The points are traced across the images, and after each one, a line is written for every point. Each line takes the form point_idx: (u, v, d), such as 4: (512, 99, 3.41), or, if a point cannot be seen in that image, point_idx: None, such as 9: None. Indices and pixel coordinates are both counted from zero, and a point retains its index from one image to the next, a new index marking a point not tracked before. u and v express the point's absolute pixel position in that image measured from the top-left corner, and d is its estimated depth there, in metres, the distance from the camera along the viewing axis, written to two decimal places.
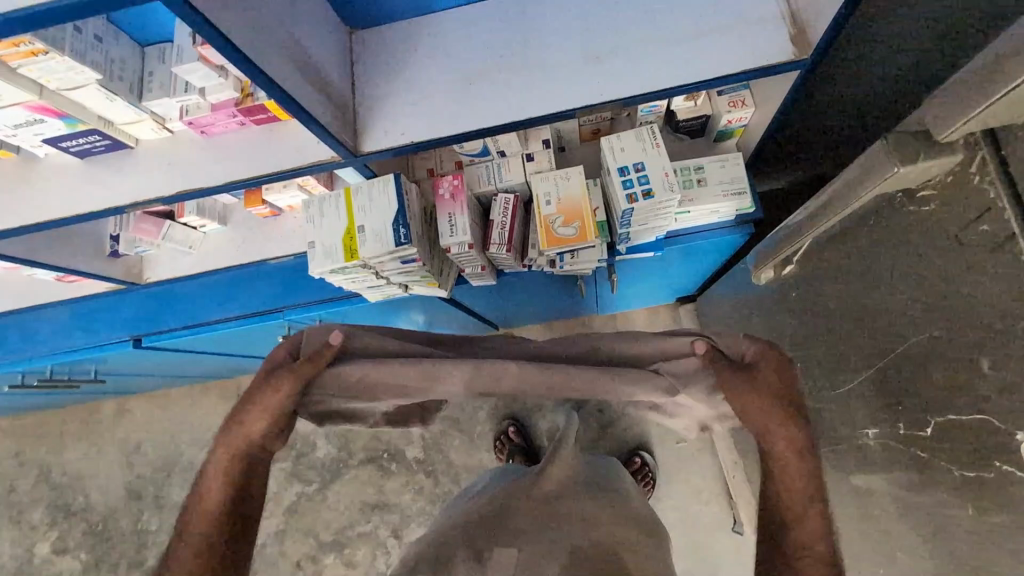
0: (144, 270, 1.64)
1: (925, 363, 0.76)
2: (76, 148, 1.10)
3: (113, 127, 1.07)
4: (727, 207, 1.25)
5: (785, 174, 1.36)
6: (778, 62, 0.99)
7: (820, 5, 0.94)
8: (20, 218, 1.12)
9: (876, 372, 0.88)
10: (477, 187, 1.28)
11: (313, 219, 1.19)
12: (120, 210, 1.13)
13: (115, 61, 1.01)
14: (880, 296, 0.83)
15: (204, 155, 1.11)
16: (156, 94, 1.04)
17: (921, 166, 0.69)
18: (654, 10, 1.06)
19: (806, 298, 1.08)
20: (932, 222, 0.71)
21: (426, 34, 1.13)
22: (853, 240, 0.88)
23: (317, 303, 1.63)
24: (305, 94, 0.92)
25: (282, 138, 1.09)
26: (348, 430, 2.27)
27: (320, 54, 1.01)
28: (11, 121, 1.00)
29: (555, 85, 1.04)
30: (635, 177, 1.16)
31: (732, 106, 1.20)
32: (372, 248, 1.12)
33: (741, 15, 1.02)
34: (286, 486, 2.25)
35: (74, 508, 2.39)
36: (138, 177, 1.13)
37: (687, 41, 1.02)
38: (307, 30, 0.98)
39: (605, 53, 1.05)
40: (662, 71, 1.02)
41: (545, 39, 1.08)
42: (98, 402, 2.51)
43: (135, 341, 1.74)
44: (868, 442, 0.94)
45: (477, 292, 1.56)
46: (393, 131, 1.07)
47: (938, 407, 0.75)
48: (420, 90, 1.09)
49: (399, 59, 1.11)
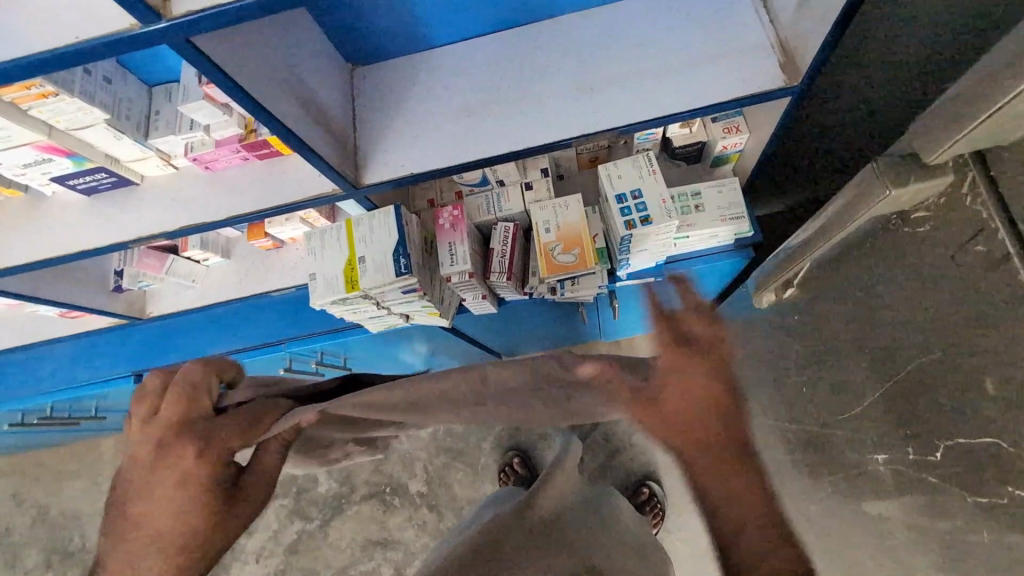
0: (147, 304, 1.65)
1: (929, 385, 0.75)
2: (82, 186, 1.12)
3: (119, 165, 1.10)
4: (725, 231, 1.26)
5: (784, 197, 1.37)
6: (769, 89, 1.00)
7: (806, 34, 0.97)
8: (26, 256, 1.13)
9: (881, 396, 0.86)
10: (476, 216, 1.29)
11: (314, 251, 1.19)
12: (125, 246, 1.14)
13: (123, 100, 1.04)
14: (880, 316, 0.83)
15: (208, 190, 1.14)
16: (162, 132, 1.06)
17: (913, 188, 0.68)
18: (646, 43, 1.09)
19: (808, 321, 1.07)
20: (927, 242, 0.71)
21: (423, 70, 1.16)
22: (848, 263, 0.88)
23: (318, 336, 1.66)
24: (305, 128, 0.93)
25: (285, 173, 1.11)
26: (350, 464, 2.23)
27: (321, 91, 1.04)
28: (20, 161, 1.03)
29: (550, 117, 1.07)
30: (633, 205, 1.17)
31: (726, 132, 1.23)
32: (373, 279, 1.13)
33: (731, 45, 1.05)
34: (287, 523, 2.20)
35: (70, 550, 2.34)
36: (143, 213, 1.15)
37: (678, 72, 1.05)
38: (310, 67, 1.01)
39: (599, 85, 1.07)
40: (655, 101, 1.04)
41: (540, 72, 1.11)
42: (98, 439, 2.49)
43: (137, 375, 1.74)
44: (878, 467, 0.92)
45: (478, 321, 1.55)
46: (393, 164, 1.09)
47: (945, 430, 0.74)
48: (419, 123, 1.11)
49: (400, 95, 1.14)
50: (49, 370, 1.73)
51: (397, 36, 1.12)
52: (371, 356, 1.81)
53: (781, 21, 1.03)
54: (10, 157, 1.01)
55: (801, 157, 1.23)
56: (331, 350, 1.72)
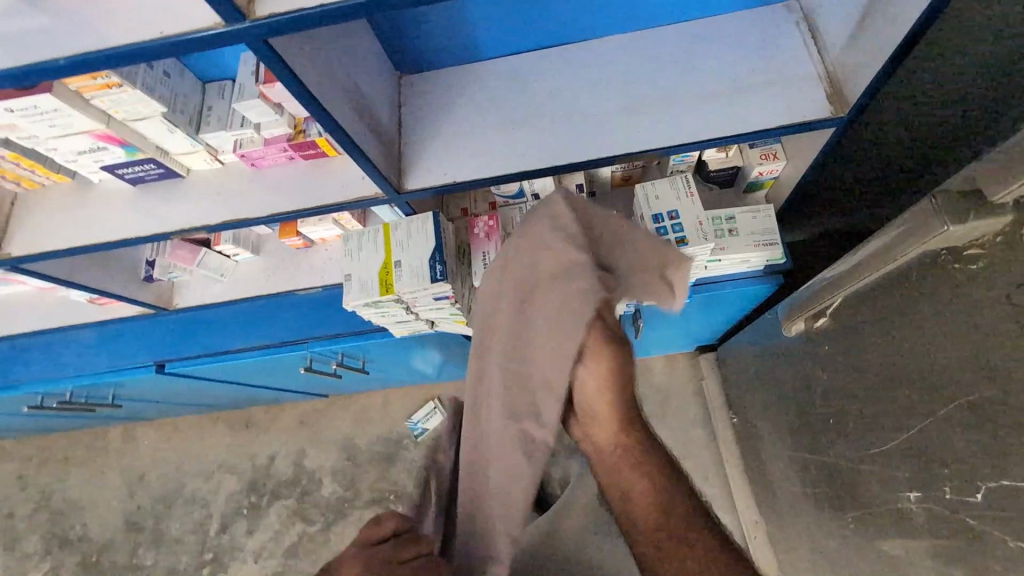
0: (174, 295, 1.67)
1: (974, 424, 0.74)
2: (131, 176, 1.15)
3: (169, 157, 1.12)
4: (758, 257, 1.26)
5: (804, 227, 1.37)
6: (816, 119, 1.03)
7: (856, 67, 0.99)
8: (68, 240, 1.16)
9: (916, 432, 0.86)
10: (510, 228, 1.30)
11: (351, 253, 1.21)
12: (168, 237, 1.16)
13: (178, 96, 1.07)
14: (921, 351, 0.82)
15: (251, 187, 1.16)
16: (213, 127, 1.09)
17: (969, 226, 0.69)
18: (693, 66, 1.10)
19: (839, 351, 1.07)
20: (980, 279, 0.70)
21: (470, 81, 1.18)
22: (888, 296, 0.89)
23: (341, 337, 1.66)
24: (357, 131, 0.95)
25: (329, 174, 1.13)
26: (357, 469, 2.23)
27: (374, 95, 1.06)
28: (76, 148, 1.05)
29: (594, 134, 1.08)
30: (670, 225, 1.19)
31: (764, 158, 1.25)
32: (407, 283, 1.13)
33: (777, 74, 1.06)
34: (289, 525, 2.20)
35: (70, 537, 2.33)
36: (186, 205, 1.17)
37: (723, 97, 1.06)
38: (364, 73, 1.03)
39: (645, 104, 1.09)
40: (700, 124, 1.05)
41: (585, 90, 1.12)
42: (107, 427, 2.50)
43: (159, 366, 1.73)
44: (908, 505, 0.91)
45: None
46: (436, 172, 1.10)
47: (988, 470, 0.73)
48: (463, 133, 1.13)
49: (446, 104, 1.16)
50: (71, 356, 1.74)
51: (450, 47, 1.15)
52: (387, 361, 1.83)
53: (829, 53, 1.05)
54: (66, 144, 1.03)
55: (823, 196, 1.24)
56: (352, 352, 1.72)
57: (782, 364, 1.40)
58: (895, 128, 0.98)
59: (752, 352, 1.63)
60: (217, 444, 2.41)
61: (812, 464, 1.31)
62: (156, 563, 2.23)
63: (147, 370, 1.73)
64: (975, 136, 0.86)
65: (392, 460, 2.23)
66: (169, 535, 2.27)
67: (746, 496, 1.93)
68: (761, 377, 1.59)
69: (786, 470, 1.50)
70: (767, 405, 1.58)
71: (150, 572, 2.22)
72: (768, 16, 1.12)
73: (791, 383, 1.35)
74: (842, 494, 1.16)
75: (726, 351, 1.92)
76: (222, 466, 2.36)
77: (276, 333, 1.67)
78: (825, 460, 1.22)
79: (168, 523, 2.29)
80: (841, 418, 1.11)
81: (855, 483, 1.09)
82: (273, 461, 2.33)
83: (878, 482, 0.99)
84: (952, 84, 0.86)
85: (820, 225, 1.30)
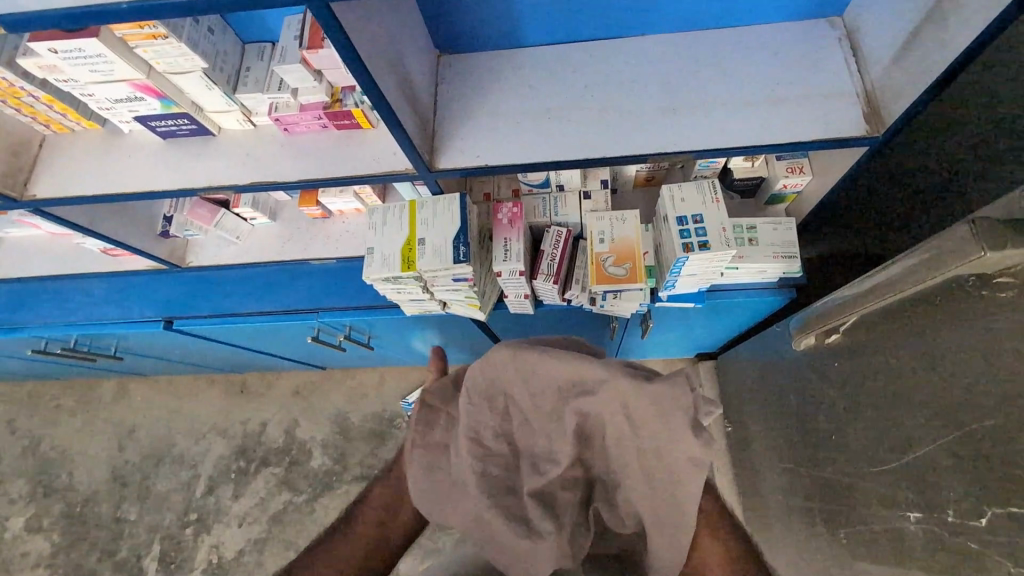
0: (188, 254, 1.68)
1: (987, 452, 0.75)
2: (162, 129, 1.15)
3: (203, 114, 1.12)
4: (775, 268, 1.27)
5: (821, 240, 1.38)
6: (852, 137, 1.04)
7: (899, 87, 0.99)
8: (91, 187, 1.16)
9: (924, 455, 0.87)
10: (533, 217, 1.31)
11: (375, 227, 1.21)
12: (193, 193, 1.16)
13: (219, 53, 1.07)
14: (938, 372, 0.83)
15: (282, 150, 1.16)
16: (250, 88, 1.09)
17: (1005, 253, 0.69)
18: (733, 72, 1.11)
19: (850, 369, 1.09)
20: (1009, 308, 0.72)
21: (508, 67, 1.18)
22: (907, 319, 0.90)
23: (353, 309, 1.62)
24: (397, 103, 0.95)
25: (361, 145, 1.14)
26: (348, 444, 2.25)
27: (415, 71, 1.06)
28: (112, 96, 1.05)
29: (629, 131, 1.08)
30: (693, 229, 1.18)
31: (790, 172, 1.26)
32: (429, 262, 1.14)
33: (818, 88, 1.07)
34: (276, 493, 2.21)
35: (56, 485, 2.34)
36: (212, 164, 1.17)
37: (761, 105, 1.07)
38: (408, 48, 1.03)
39: (682, 106, 1.09)
40: (735, 131, 1.05)
41: (624, 87, 1.13)
42: (103, 380, 2.51)
43: (166, 322, 1.69)
44: (907, 526, 0.93)
45: (511, 320, 1.56)
46: (467, 153, 1.10)
47: (998, 495, 0.74)
48: (498, 117, 1.13)
49: (483, 87, 1.16)
50: (79, 305, 1.74)
51: (492, 32, 1.16)
52: (390, 339, 1.83)
53: (869, 73, 1.06)
54: (103, 91, 1.03)
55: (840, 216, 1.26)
56: (360, 326, 1.70)
57: (787, 376, 1.42)
58: (927, 153, 0.99)
59: (755, 364, 1.65)
60: (211, 406, 2.42)
61: (808, 480, 1.32)
62: (140, 518, 2.24)
63: (155, 325, 1.69)
64: (997, 170, 0.88)
65: (383, 439, 2.25)
66: (155, 491, 2.28)
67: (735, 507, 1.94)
68: (762, 389, 1.61)
69: (780, 482, 1.52)
70: (766, 418, 1.59)
71: (133, 526, 2.23)
72: (811, 30, 1.13)
73: (795, 398, 1.37)
74: (836, 511, 1.18)
75: (725, 360, 1.94)
76: (215, 429, 2.37)
77: (289, 299, 1.63)
78: (823, 476, 1.24)
79: (155, 481, 2.30)
80: (844, 434, 1.13)
81: (854, 501, 1.10)
82: (265, 428, 2.34)
83: (878, 502, 1.01)
84: (988, 119, 0.87)
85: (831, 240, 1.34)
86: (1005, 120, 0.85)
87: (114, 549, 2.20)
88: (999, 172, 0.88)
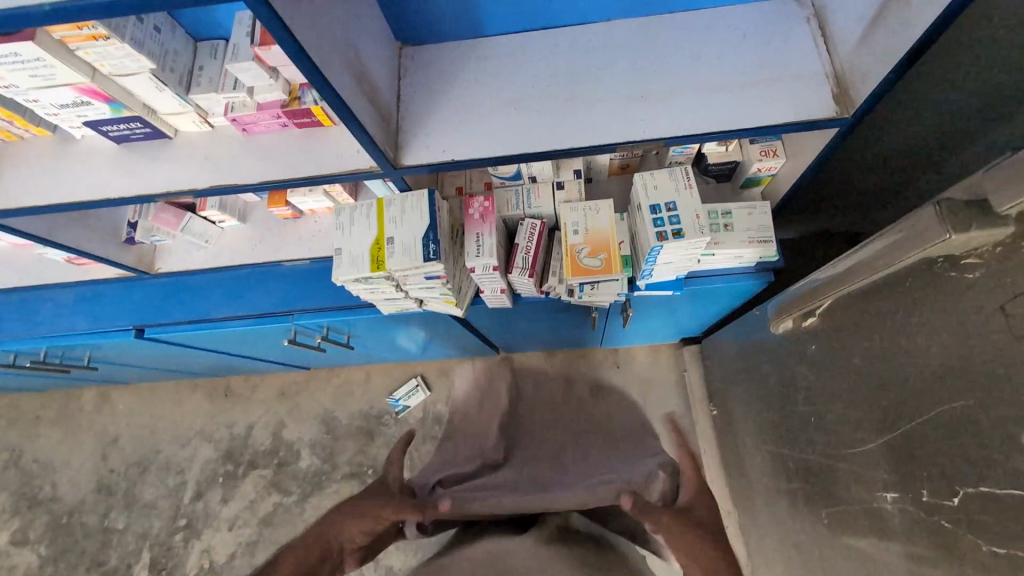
0: (156, 259, 1.63)
1: (958, 433, 0.75)
2: (115, 133, 1.10)
3: (156, 116, 1.08)
4: (751, 253, 1.26)
5: (811, 217, 1.38)
6: (821, 118, 1.02)
7: (866, 68, 0.97)
8: (46, 196, 1.11)
9: (899, 436, 0.87)
10: (505, 211, 1.29)
11: (343, 227, 1.18)
12: (152, 199, 1.12)
13: (168, 52, 1.03)
14: (912, 354, 0.83)
15: (243, 151, 1.12)
16: (203, 88, 1.05)
17: (975, 234, 0.69)
18: (700, 56, 1.09)
19: (827, 352, 1.08)
20: (975, 290, 0.71)
21: (473, 58, 1.15)
22: (879, 302, 0.90)
23: (328, 309, 1.58)
24: (355, 100, 0.92)
25: (324, 143, 1.10)
26: (336, 444, 2.23)
27: (373, 65, 1.03)
28: (57, 101, 1.01)
29: (598, 120, 1.06)
30: (666, 217, 1.17)
31: (763, 155, 1.24)
32: (399, 261, 1.12)
33: (786, 70, 1.05)
34: (265, 495, 2.19)
35: (39, 498, 2.29)
36: (171, 167, 1.13)
37: (729, 89, 1.05)
38: (364, 41, 1.00)
39: (650, 93, 1.07)
40: (702, 117, 1.04)
41: (591, 75, 1.10)
42: (81, 389, 2.46)
43: (137, 331, 1.66)
44: (885, 505, 0.94)
45: (492, 314, 1.54)
46: (433, 148, 1.08)
47: (968, 475, 0.74)
48: (463, 110, 1.10)
49: (446, 80, 1.13)
50: (46, 317, 1.69)
51: (453, 20, 1.12)
52: (371, 337, 1.81)
53: (837, 52, 1.04)
54: (48, 96, 0.99)
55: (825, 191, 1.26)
56: (338, 326, 1.66)
57: (767, 359, 1.42)
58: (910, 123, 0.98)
59: (738, 348, 1.65)
60: (194, 411, 2.38)
61: (790, 460, 1.34)
62: (127, 527, 2.21)
63: (126, 334, 1.66)
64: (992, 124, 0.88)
65: (372, 437, 2.24)
66: (142, 500, 2.25)
67: (723, 488, 1.96)
68: (745, 372, 1.62)
69: (764, 463, 1.53)
70: (749, 401, 1.60)
71: (121, 535, 2.20)
72: (778, 9, 1.10)
73: (775, 380, 1.38)
74: (818, 491, 1.19)
75: (709, 343, 1.94)
76: (199, 434, 2.34)
77: (262, 302, 1.60)
78: (804, 458, 1.24)
79: (140, 489, 2.27)
80: (823, 416, 1.13)
81: (834, 480, 1.11)
82: (250, 431, 2.31)
83: (857, 482, 1.02)
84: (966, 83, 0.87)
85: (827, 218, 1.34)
86: (988, 95, 0.86)
87: (103, 559, 2.17)
88: (992, 133, 0.89)
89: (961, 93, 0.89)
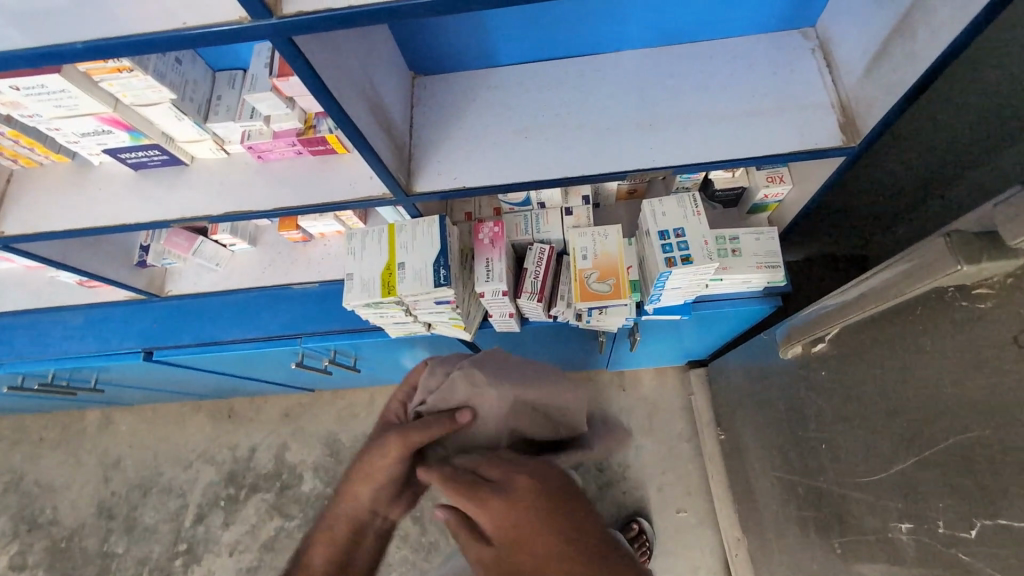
0: (167, 282, 1.65)
1: (973, 461, 0.75)
2: (133, 160, 1.13)
3: (174, 144, 1.10)
4: (759, 278, 1.26)
5: (824, 236, 1.40)
6: (828, 147, 1.02)
7: (871, 98, 0.98)
8: (62, 221, 1.13)
9: (913, 464, 0.87)
10: (514, 235, 1.31)
11: (354, 252, 1.20)
12: (167, 224, 1.13)
13: (188, 83, 1.05)
14: (925, 382, 0.82)
15: (257, 178, 1.14)
16: (221, 117, 1.07)
17: (983, 266, 0.68)
18: (708, 86, 1.10)
19: (837, 377, 1.09)
20: (988, 320, 0.71)
21: (483, 87, 1.18)
22: (891, 329, 0.89)
23: (338, 333, 1.59)
24: (369, 129, 0.94)
25: (339, 170, 1.12)
26: (339, 466, 2.22)
27: (387, 94, 1.05)
28: (79, 129, 1.03)
29: (609, 147, 1.08)
30: (675, 243, 1.17)
31: (770, 181, 1.26)
32: (410, 286, 1.12)
33: (793, 98, 1.07)
34: (266, 519, 2.17)
35: (39, 521, 2.27)
36: (187, 193, 1.15)
37: (739, 118, 1.06)
38: (378, 72, 1.02)
39: (658, 121, 1.09)
40: (712, 146, 1.05)
41: (600, 104, 1.12)
42: (85, 410, 2.45)
43: (146, 353, 1.66)
44: (900, 535, 0.92)
45: (499, 337, 1.55)
46: (445, 175, 1.09)
47: (984, 507, 0.73)
48: (475, 138, 1.12)
49: (458, 108, 1.16)
50: (56, 338, 1.69)
51: (464, 49, 1.14)
52: (377, 359, 1.80)
53: (843, 82, 1.05)
54: (70, 125, 1.01)
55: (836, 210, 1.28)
56: (345, 349, 1.67)
57: (776, 384, 1.42)
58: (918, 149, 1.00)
59: (745, 371, 1.66)
60: (197, 432, 2.37)
61: (802, 487, 1.33)
62: (127, 552, 2.18)
63: (134, 357, 1.66)
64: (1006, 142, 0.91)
65: None
66: (142, 523, 2.23)
67: (731, 513, 1.96)
68: (754, 397, 1.61)
69: (775, 488, 1.52)
70: (758, 426, 1.61)
71: (121, 560, 2.17)
72: (784, 40, 1.13)
73: (785, 406, 1.37)
74: (831, 519, 1.18)
75: (716, 366, 1.95)
76: (202, 456, 2.33)
77: (270, 325, 1.60)
78: (816, 484, 1.24)
79: (141, 512, 2.24)
80: (836, 444, 1.13)
81: (846, 508, 1.11)
82: (253, 453, 2.30)
83: (871, 512, 1.01)
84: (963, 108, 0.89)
85: (845, 231, 1.35)
86: (996, 117, 0.88)
87: None
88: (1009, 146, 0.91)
89: (961, 124, 0.92)
